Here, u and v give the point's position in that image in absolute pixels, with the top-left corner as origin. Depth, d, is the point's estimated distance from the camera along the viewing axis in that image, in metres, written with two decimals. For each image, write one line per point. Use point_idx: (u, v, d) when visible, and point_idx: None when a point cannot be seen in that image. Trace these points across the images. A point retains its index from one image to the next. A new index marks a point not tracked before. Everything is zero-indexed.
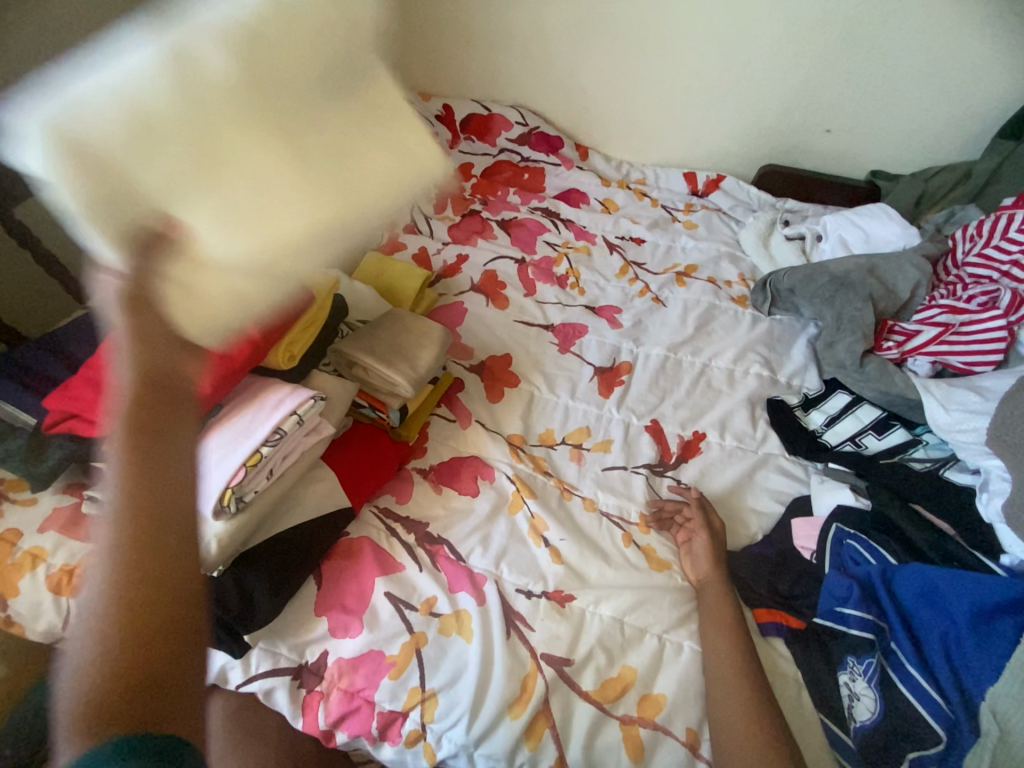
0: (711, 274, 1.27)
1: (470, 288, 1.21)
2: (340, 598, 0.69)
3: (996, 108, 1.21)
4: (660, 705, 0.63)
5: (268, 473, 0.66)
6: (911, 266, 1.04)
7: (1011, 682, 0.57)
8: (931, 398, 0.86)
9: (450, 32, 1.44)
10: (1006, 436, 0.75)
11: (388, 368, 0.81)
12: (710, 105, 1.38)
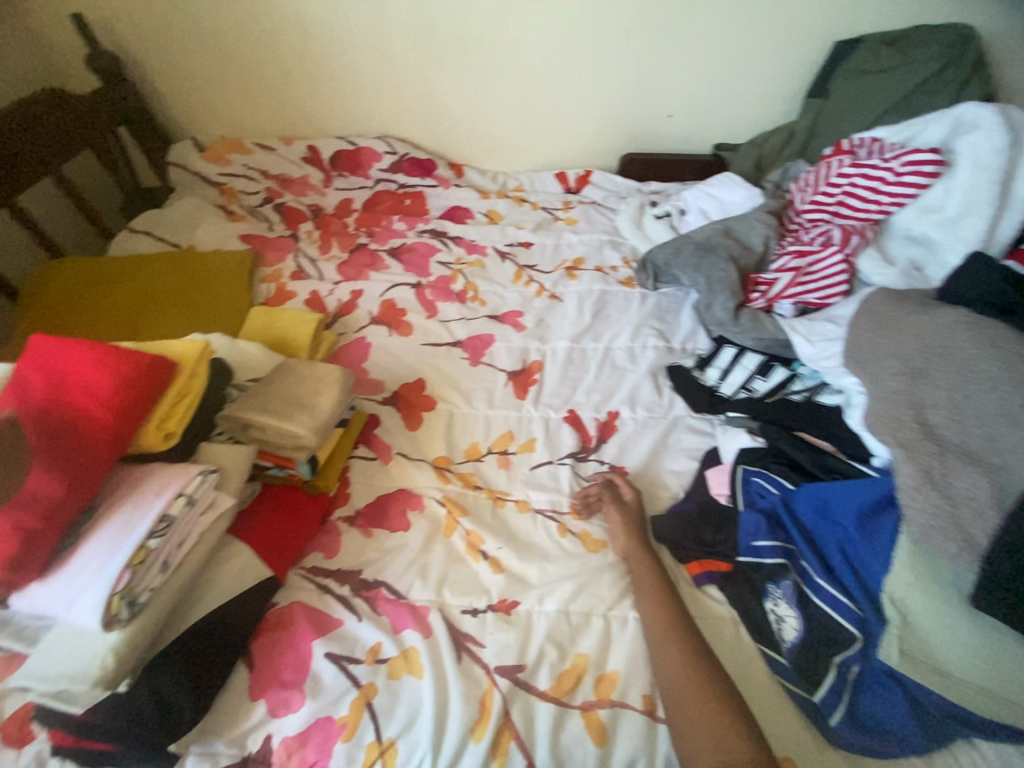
0: (598, 262, 1.34)
1: (371, 321, 1.20)
2: (277, 673, 0.65)
3: (798, 75, 1.39)
4: (614, 682, 0.64)
5: (163, 566, 0.61)
6: (759, 223, 1.17)
7: (900, 568, 0.63)
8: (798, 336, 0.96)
9: (297, 76, 1.43)
10: (857, 355, 0.80)
11: (286, 422, 0.79)
12: (562, 107, 1.47)
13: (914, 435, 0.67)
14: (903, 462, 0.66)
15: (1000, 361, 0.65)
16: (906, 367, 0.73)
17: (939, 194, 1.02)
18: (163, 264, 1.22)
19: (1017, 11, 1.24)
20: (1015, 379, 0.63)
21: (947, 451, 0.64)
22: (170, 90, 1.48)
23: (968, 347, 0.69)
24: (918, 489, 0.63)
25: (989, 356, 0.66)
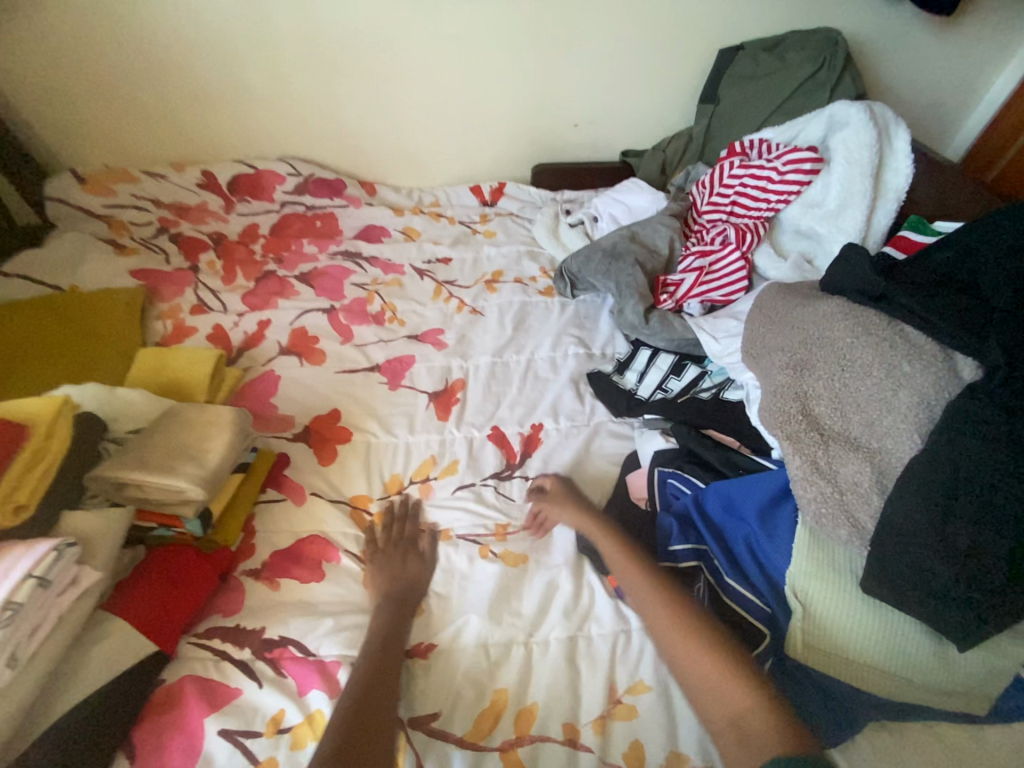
0: (517, 274, 1.34)
1: (280, 352, 1.13)
2: (161, 762, 0.58)
3: (691, 82, 1.45)
4: (534, 715, 0.61)
5: (8, 661, 0.53)
6: (663, 226, 1.20)
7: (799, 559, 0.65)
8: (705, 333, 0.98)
9: (184, 99, 1.35)
10: (754, 350, 0.83)
11: (167, 475, 0.72)
12: (469, 121, 1.46)
13: (800, 426, 0.69)
14: (791, 453, 0.68)
15: (870, 349, 0.68)
16: (790, 360, 0.75)
17: (819, 189, 1.08)
18: (38, 309, 1.10)
19: (873, 17, 1.35)
20: (883, 365, 0.66)
21: (831, 440, 0.67)
22: (40, 119, 1.36)
23: (842, 337, 0.72)
24: (810, 480, 0.65)
25: (861, 344, 0.70)
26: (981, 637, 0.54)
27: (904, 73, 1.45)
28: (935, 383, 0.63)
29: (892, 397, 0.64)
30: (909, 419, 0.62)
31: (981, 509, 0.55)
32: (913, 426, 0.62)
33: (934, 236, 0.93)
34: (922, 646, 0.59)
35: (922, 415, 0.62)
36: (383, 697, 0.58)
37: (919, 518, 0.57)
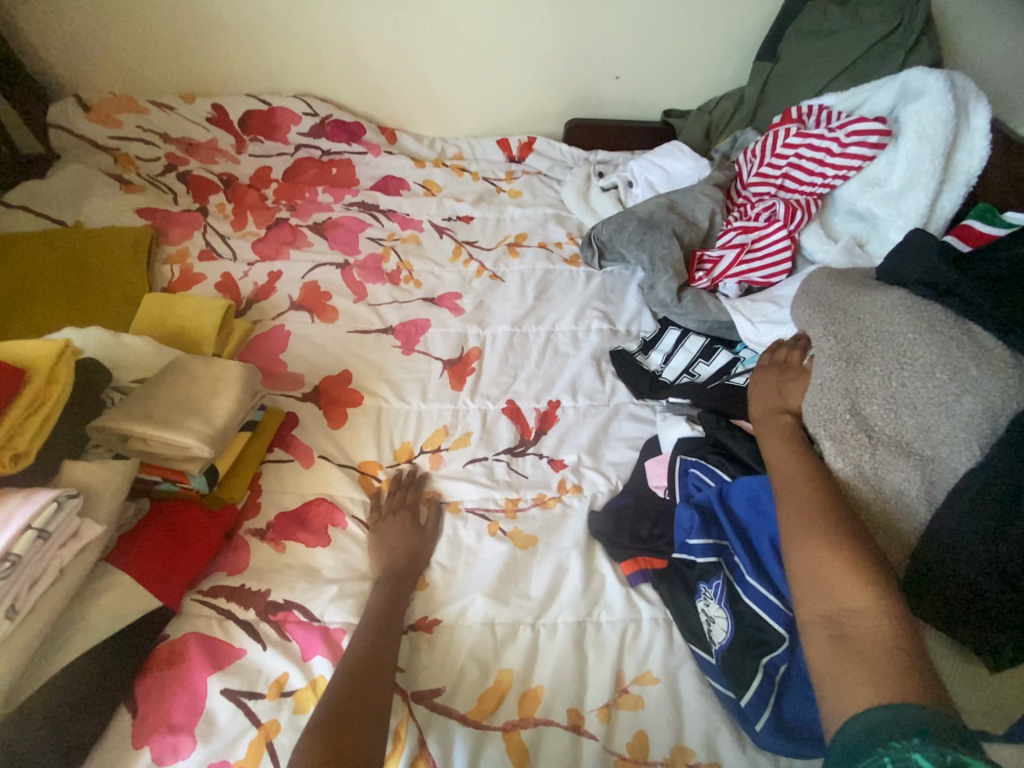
0: (542, 238, 1.26)
1: (290, 307, 1.09)
2: (164, 716, 0.58)
3: (748, 35, 1.31)
4: (538, 698, 0.60)
5: (8, 612, 0.52)
6: (704, 197, 1.11)
7: None
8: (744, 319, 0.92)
9: (193, 21, 1.25)
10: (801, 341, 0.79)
11: (172, 430, 0.69)
12: (501, 64, 1.34)
13: (846, 426, 0.65)
14: (834, 454, 0.64)
15: (935, 347, 0.62)
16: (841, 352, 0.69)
17: (883, 165, 0.98)
18: (41, 244, 1.05)
19: None
20: (949, 366, 0.61)
21: (879, 443, 0.63)
22: (41, 34, 1.26)
23: (904, 332, 0.65)
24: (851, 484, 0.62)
25: (925, 341, 0.63)
26: (1014, 654, 0.54)
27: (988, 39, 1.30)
28: (1005, 391, 0.57)
29: (954, 403, 0.59)
30: (971, 428, 0.58)
31: None
32: (973, 436, 0.58)
33: (1002, 230, 0.83)
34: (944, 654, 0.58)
35: (985, 425, 0.57)
36: (376, 677, 0.57)
37: (964, 532, 0.55)
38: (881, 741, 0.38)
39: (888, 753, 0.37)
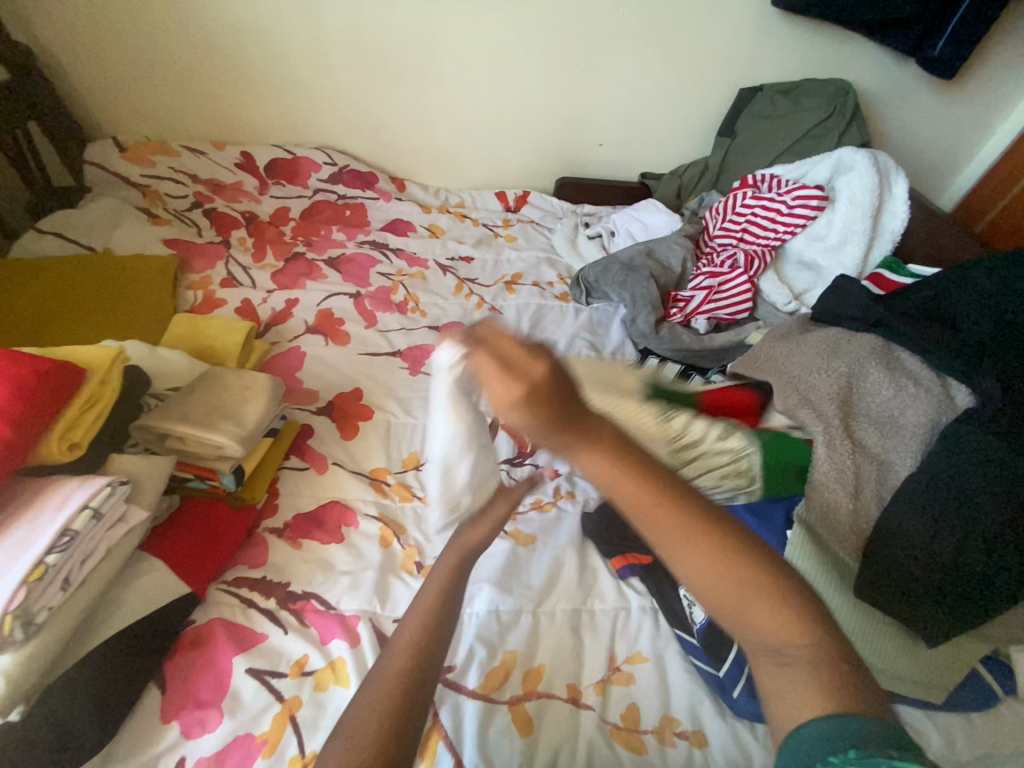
0: (535, 278, 1.40)
1: (306, 331, 1.18)
2: (192, 693, 0.62)
3: (711, 116, 1.55)
4: (540, 674, 0.66)
5: (62, 583, 0.56)
6: (677, 245, 1.28)
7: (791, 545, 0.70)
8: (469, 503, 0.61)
9: (231, 81, 1.41)
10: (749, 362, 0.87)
11: (209, 430, 0.76)
12: (502, 128, 1.54)
13: (828, 429, 0.69)
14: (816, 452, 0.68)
15: (880, 368, 0.73)
16: (800, 374, 0.77)
17: (823, 224, 1.17)
18: (74, 267, 1.14)
19: (881, 73, 1.47)
20: (893, 386, 0.72)
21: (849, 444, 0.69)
22: (89, 86, 1.40)
23: (862, 355, 0.76)
24: (833, 482, 0.67)
25: (877, 364, 0.74)
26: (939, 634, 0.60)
27: (904, 129, 1.57)
28: (941, 407, 0.69)
29: (898, 415, 0.70)
30: (913, 440, 0.68)
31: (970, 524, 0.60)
32: (915, 445, 0.68)
33: (908, 277, 1.01)
34: (888, 643, 0.64)
35: (925, 433, 0.68)
36: (424, 671, 0.44)
37: (910, 514, 0.62)
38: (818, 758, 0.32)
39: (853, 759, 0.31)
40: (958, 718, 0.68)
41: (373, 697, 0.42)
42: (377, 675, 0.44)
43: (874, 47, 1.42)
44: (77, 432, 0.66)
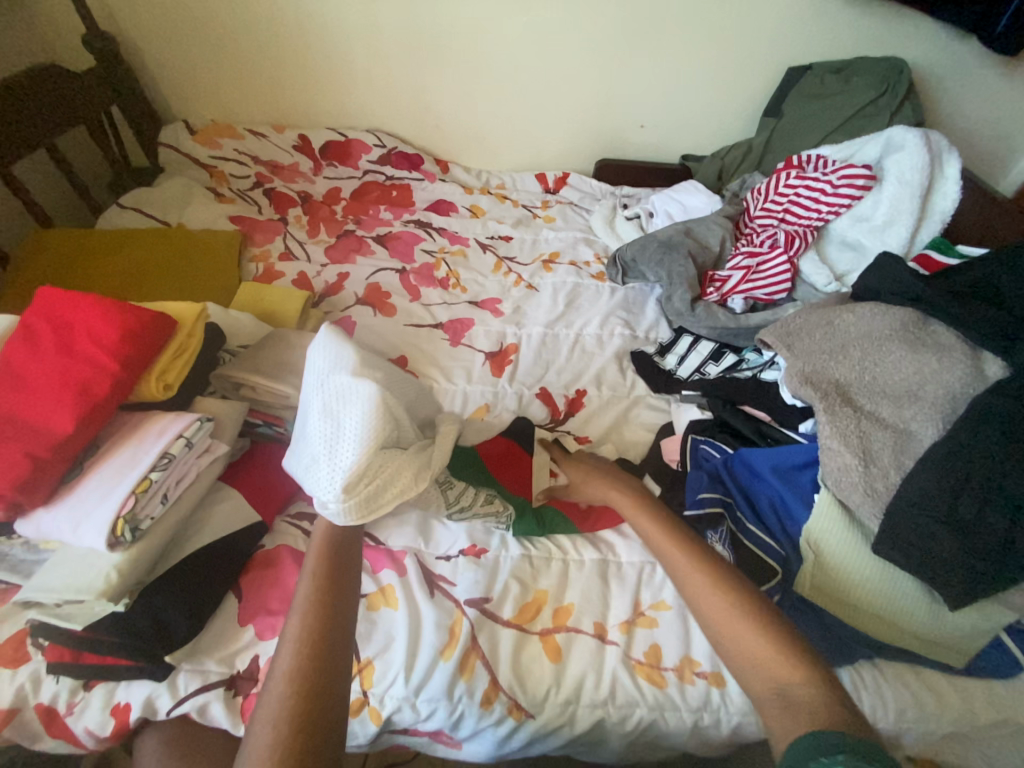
0: (572, 257, 1.44)
1: (356, 302, 1.26)
2: (264, 602, 0.70)
3: (757, 96, 1.53)
4: (569, 611, 0.72)
5: (162, 498, 0.65)
6: (716, 226, 1.29)
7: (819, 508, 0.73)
8: (338, 474, 0.62)
9: (291, 68, 1.50)
10: (777, 331, 0.86)
11: (277, 382, 0.84)
12: (544, 112, 1.57)
13: (836, 404, 0.73)
14: (829, 432, 0.71)
15: (905, 342, 0.74)
16: (816, 352, 0.79)
17: (869, 205, 1.15)
18: (153, 239, 1.26)
19: (942, 50, 1.41)
20: (915, 359, 0.72)
21: (865, 421, 0.71)
22: (164, 73, 1.52)
23: (885, 329, 0.76)
24: (840, 452, 0.70)
25: (900, 337, 0.75)
26: (954, 595, 0.62)
27: (964, 108, 1.51)
28: (966, 379, 0.69)
29: (918, 388, 0.71)
30: (934, 411, 0.69)
31: (990, 491, 0.62)
32: (936, 416, 0.68)
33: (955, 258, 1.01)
34: (901, 605, 0.67)
35: (947, 404, 0.69)
36: (321, 663, 0.48)
37: (930, 480, 0.64)
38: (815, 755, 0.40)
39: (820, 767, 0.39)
40: (977, 683, 0.70)
41: (271, 706, 0.45)
42: (273, 684, 0.46)
43: (936, 23, 1.37)
44: (169, 374, 0.75)
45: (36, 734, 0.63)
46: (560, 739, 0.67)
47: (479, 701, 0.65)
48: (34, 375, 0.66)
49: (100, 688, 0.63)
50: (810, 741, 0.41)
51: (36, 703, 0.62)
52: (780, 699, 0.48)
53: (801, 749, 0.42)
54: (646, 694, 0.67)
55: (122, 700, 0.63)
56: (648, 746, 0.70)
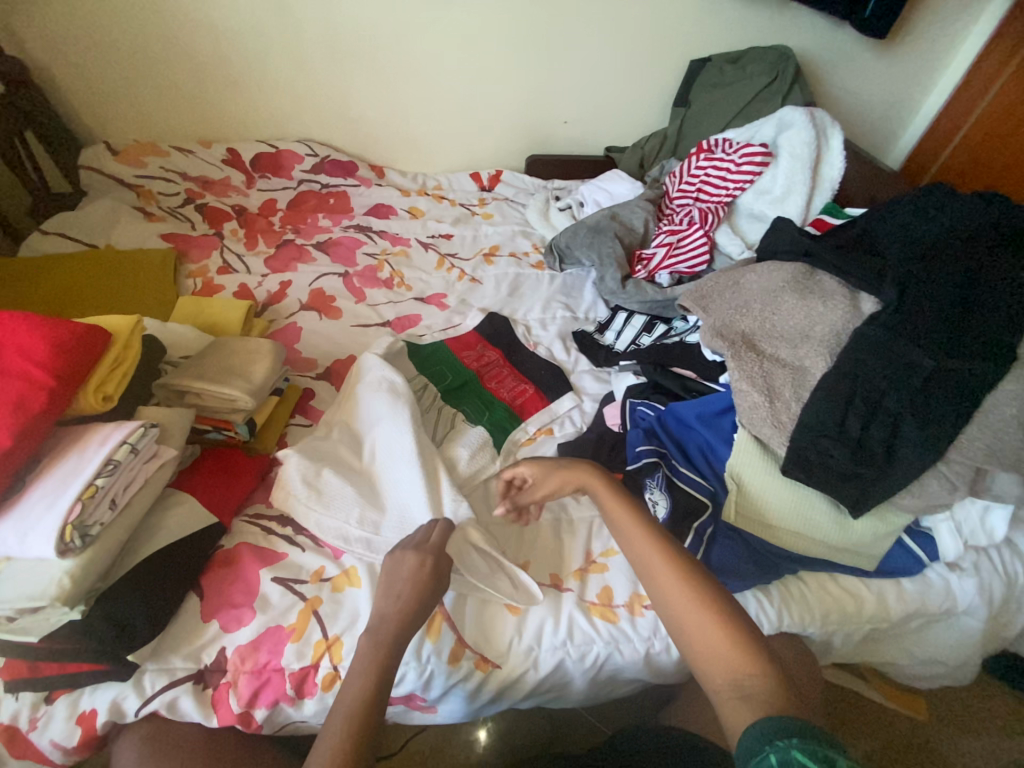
0: (512, 249, 1.50)
1: (301, 308, 1.26)
2: (226, 597, 0.71)
3: (667, 88, 1.65)
4: (526, 567, 0.77)
5: (110, 504, 0.66)
6: (639, 209, 1.39)
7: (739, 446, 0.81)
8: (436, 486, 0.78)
9: (213, 82, 1.49)
10: (692, 294, 0.94)
11: (221, 386, 0.85)
12: (472, 113, 1.63)
13: (743, 352, 0.81)
14: (738, 377, 0.79)
15: (795, 291, 0.83)
16: (725, 309, 0.88)
17: (768, 179, 1.27)
18: (81, 262, 1.23)
19: (822, 38, 1.58)
20: (804, 305, 0.82)
21: (768, 363, 0.80)
22: (77, 94, 1.47)
23: (779, 282, 0.86)
24: (750, 393, 0.78)
25: (792, 287, 0.84)
26: (851, 499, 0.72)
27: (847, 89, 1.68)
28: (846, 316, 0.79)
29: (809, 329, 0.80)
30: (824, 347, 0.78)
31: (869, 409, 0.72)
32: (825, 351, 0.78)
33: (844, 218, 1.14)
34: (811, 519, 0.76)
35: (833, 339, 0.78)
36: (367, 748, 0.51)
37: (824, 405, 0.73)
38: (768, 741, 0.43)
39: (774, 751, 0.43)
40: (889, 582, 0.80)
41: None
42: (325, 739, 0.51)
43: (813, 13, 1.52)
44: (107, 385, 0.75)
45: None
46: (527, 686, 0.71)
47: (446, 658, 0.68)
48: None
49: (64, 698, 0.64)
50: (754, 735, 0.44)
51: None
52: (737, 692, 0.50)
53: (747, 747, 0.44)
54: (601, 631, 0.72)
55: (88, 708, 0.64)
56: (610, 682, 0.76)
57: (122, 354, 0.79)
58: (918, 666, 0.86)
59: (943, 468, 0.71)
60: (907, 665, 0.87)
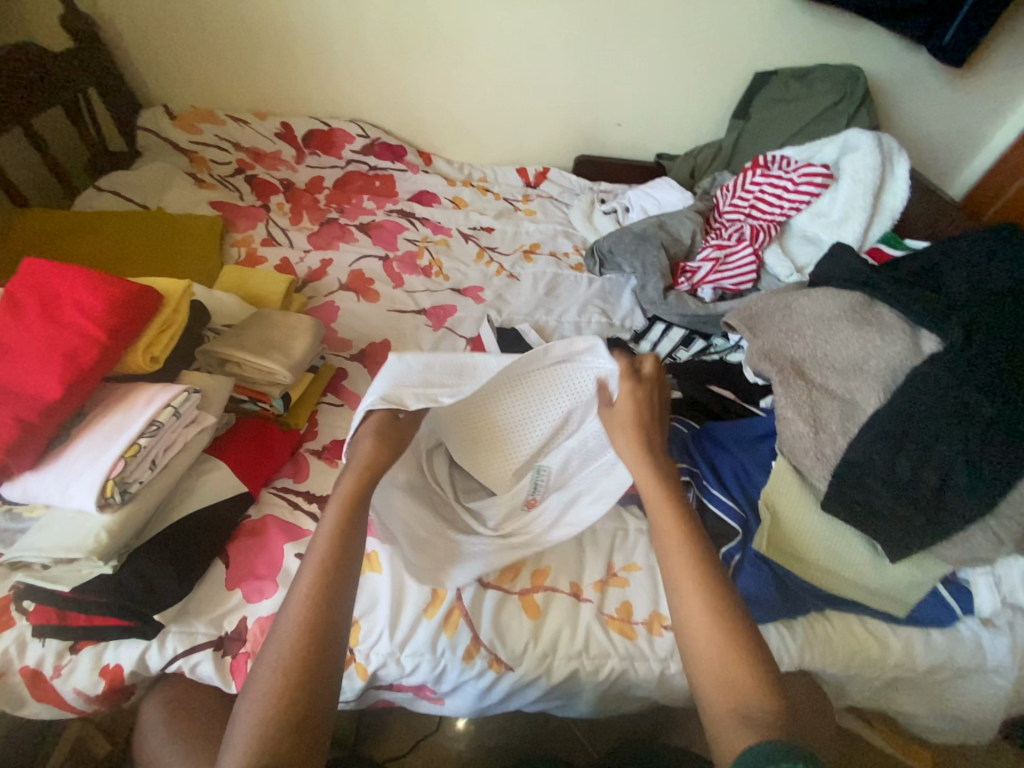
0: (552, 249, 1.48)
1: (340, 287, 1.27)
2: (251, 568, 0.72)
3: (728, 98, 1.60)
4: (546, 572, 0.75)
5: (150, 464, 0.67)
6: (687, 220, 1.36)
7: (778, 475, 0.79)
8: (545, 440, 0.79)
9: (274, 55, 1.50)
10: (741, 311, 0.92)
11: (262, 360, 0.85)
12: (526, 108, 1.62)
13: (788, 376, 0.80)
14: (784, 403, 0.78)
15: (853, 321, 0.81)
16: (778, 331, 0.86)
17: (827, 201, 1.24)
18: (132, 222, 1.25)
19: (895, 61, 1.52)
20: (860, 336, 0.79)
21: (815, 391, 0.79)
22: (143, 56, 1.50)
23: (835, 309, 0.83)
24: (795, 419, 0.77)
25: (849, 316, 0.82)
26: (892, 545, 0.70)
27: (914, 116, 1.62)
28: (905, 352, 0.76)
29: (863, 362, 0.78)
30: (878, 380, 0.75)
31: (921, 452, 0.70)
32: (879, 386, 0.75)
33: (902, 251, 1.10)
34: (844, 559, 0.74)
35: (889, 375, 0.75)
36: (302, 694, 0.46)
37: (876, 450, 0.71)
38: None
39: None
40: (917, 630, 0.77)
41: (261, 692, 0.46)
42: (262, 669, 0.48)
43: (890, 34, 1.47)
44: (155, 348, 0.76)
45: (20, 699, 0.65)
46: (538, 690, 0.71)
47: (461, 653, 0.69)
48: (20, 343, 0.67)
49: (88, 650, 0.66)
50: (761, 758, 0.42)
51: (21, 666, 0.64)
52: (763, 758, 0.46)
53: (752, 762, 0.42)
54: (618, 645, 0.72)
55: (112, 661, 0.66)
56: (619, 697, 0.75)
57: (172, 318, 0.80)
58: (936, 719, 0.83)
59: (992, 522, 0.68)
60: (923, 717, 0.84)
